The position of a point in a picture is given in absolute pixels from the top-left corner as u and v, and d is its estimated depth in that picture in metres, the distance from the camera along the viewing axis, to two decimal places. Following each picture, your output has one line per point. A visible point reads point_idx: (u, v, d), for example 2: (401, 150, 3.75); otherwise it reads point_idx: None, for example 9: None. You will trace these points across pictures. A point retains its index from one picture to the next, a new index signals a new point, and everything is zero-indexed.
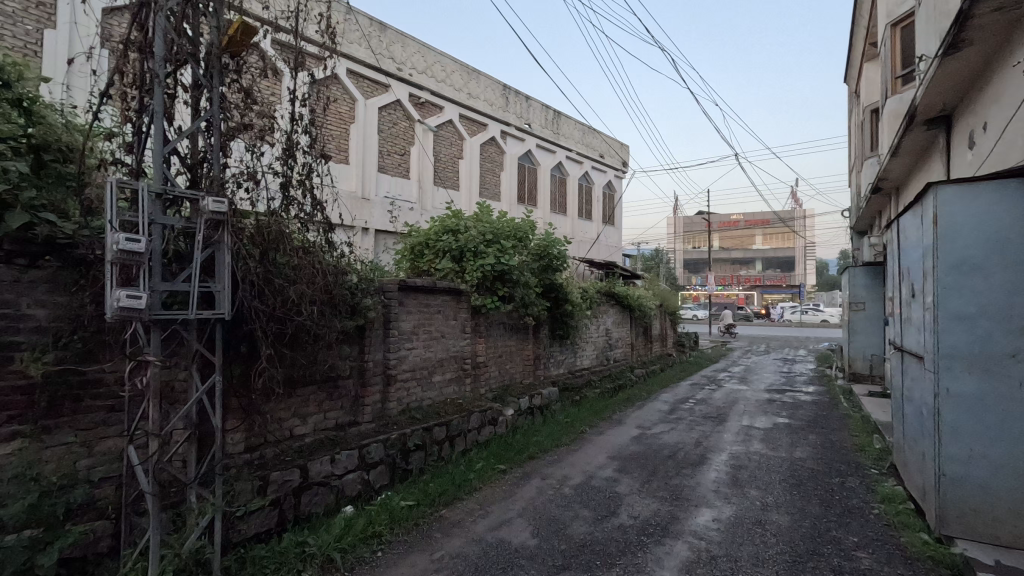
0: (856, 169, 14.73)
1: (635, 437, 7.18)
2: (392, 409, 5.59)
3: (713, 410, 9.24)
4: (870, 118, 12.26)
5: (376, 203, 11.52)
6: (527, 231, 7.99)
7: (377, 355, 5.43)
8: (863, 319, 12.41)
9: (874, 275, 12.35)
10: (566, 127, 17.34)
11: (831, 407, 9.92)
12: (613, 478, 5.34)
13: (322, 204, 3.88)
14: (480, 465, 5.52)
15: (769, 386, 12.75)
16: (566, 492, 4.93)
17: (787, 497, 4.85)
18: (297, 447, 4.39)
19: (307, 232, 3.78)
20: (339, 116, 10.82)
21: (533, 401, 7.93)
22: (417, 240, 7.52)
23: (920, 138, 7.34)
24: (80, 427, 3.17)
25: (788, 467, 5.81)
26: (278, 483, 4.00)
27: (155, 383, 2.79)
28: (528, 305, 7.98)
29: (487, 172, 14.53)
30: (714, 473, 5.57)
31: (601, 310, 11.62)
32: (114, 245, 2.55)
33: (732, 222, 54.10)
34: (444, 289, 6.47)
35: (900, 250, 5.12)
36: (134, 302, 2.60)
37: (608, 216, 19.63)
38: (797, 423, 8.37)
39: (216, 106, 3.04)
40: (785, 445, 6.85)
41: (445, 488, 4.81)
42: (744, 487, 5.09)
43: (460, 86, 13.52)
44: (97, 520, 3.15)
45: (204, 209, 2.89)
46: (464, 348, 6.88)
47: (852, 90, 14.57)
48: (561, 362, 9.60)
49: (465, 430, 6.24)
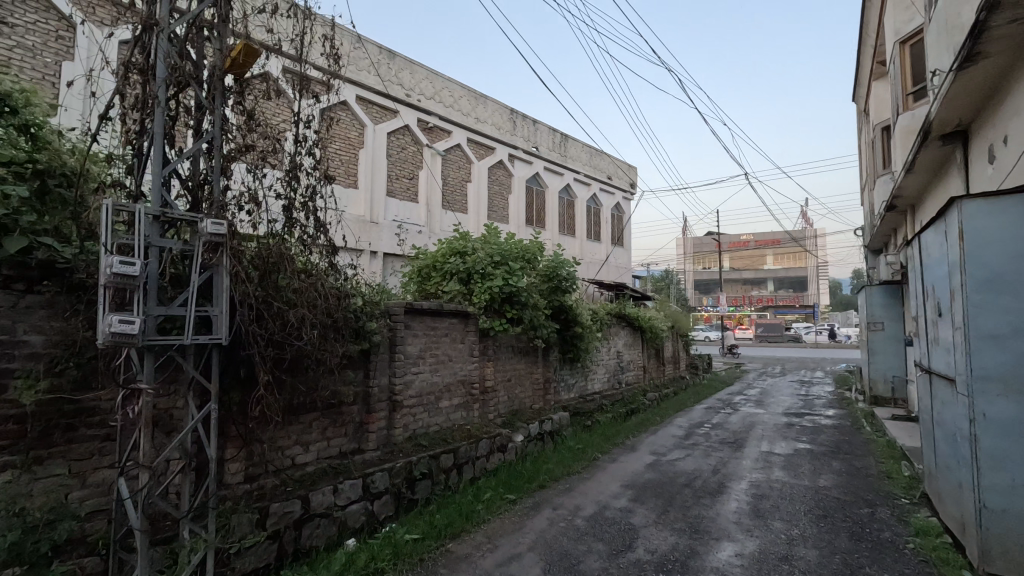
0: (869, 187, 14.55)
1: (649, 464, 6.91)
2: (398, 435, 5.42)
3: (730, 435, 8.94)
4: (881, 135, 12.16)
5: (384, 227, 11.54)
6: (535, 252, 7.90)
7: (382, 380, 5.30)
8: (882, 340, 12.08)
9: (891, 294, 12.06)
10: (574, 149, 17.42)
11: (854, 432, 9.55)
12: (627, 508, 5.09)
13: (325, 226, 3.83)
14: (488, 495, 5.31)
15: (787, 409, 12.38)
16: (579, 524, 4.69)
17: (814, 530, 4.57)
18: (298, 476, 4.25)
19: (310, 255, 3.71)
20: (348, 141, 10.95)
21: (543, 426, 7.71)
22: (424, 262, 7.46)
23: (935, 153, 7.20)
24: (73, 457, 3.05)
25: (812, 496, 5.53)
26: (277, 515, 3.85)
27: (147, 412, 2.67)
28: (537, 328, 7.84)
29: (495, 195, 14.57)
30: (734, 503, 5.29)
31: (612, 332, 11.43)
32: (109, 268, 2.48)
33: (742, 243, 53.78)
34: (452, 312, 6.36)
35: (923, 267, 4.94)
36: (127, 327, 2.51)
37: (618, 237, 19.55)
38: (819, 448, 8.04)
39: (217, 128, 3.00)
40: (809, 473, 6.54)
41: (451, 520, 4.61)
42: (767, 518, 4.82)
43: (468, 111, 13.66)
44: (87, 557, 3.01)
45: (203, 230, 2.82)
46: (472, 372, 6.73)
47: (861, 109, 14.51)
48: (572, 386, 9.38)
49: (473, 458, 6.04)
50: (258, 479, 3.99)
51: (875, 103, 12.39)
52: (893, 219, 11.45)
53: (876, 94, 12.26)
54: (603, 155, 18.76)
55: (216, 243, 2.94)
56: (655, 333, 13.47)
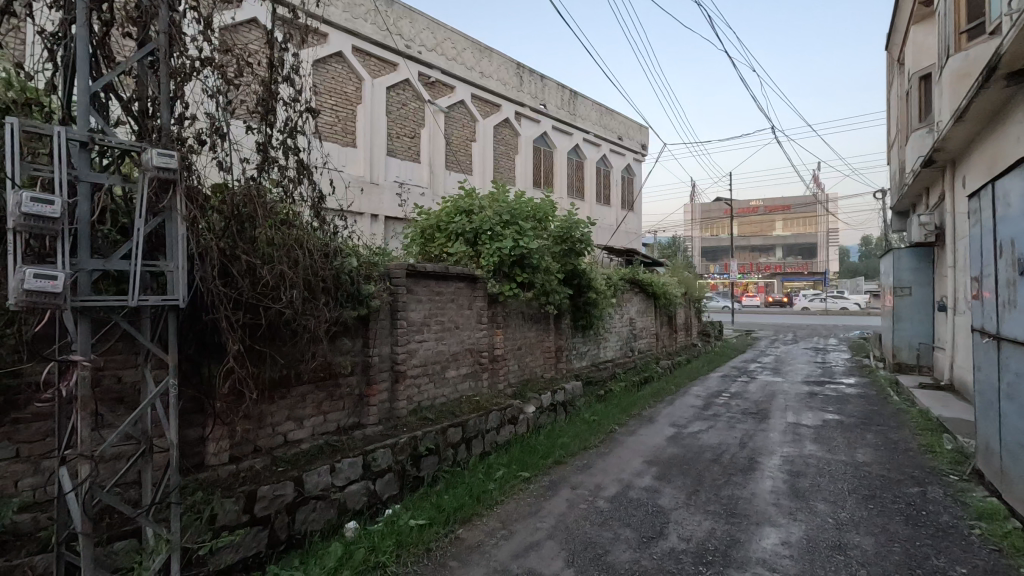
0: (898, 145, 13.70)
1: (670, 437, 6.46)
2: (402, 408, 4.99)
3: (752, 406, 8.48)
4: (919, 86, 11.29)
5: (385, 188, 10.89)
6: (548, 211, 7.24)
7: (383, 350, 4.83)
8: (910, 305, 11.49)
9: (921, 257, 11.38)
10: (583, 107, 16.47)
11: (881, 401, 9.06)
12: (653, 488, 4.65)
13: (310, 171, 3.27)
14: (501, 473, 4.87)
15: (806, 377, 11.91)
16: (603, 507, 4.25)
17: (863, 513, 4.11)
18: (292, 455, 3.86)
19: (292, 204, 3.18)
20: (344, 96, 10.22)
21: (556, 397, 7.23)
22: (427, 222, 6.87)
23: (998, 95, 6.44)
24: (22, 440, 2.52)
25: (853, 473, 5.07)
26: (267, 499, 3.45)
27: (84, 391, 2.15)
28: (549, 293, 7.29)
29: (501, 155, 13.79)
30: (769, 481, 4.83)
31: (624, 298, 10.89)
32: (18, 208, 1.92)
33: (752, 208, 52.48)
34: (458, 276, 5.82)
35: (998, 221, 4.31)
36: (46, 284, 1.96)
37: (628, 202, 18.77)
38: (848, 419, 7.57)
39: (164, 36, 2.38)
40: (842, 446, 6.07)
41: (461, 503, 4.19)
42: (809, 500, 4.37)
43: (472, 65, 12.75)
44: (37, 555, 2.50)
45: (147, 164, 2.24)
46: (481, 341, 6.25)
47: (895, 59, 13.47)
48: (584, 354, 8.90)
49: (483, 431, 5.59)
50: (245, 459, 3.60)
51: (914, 50, 11.44)
52: (928, 176, 10.70)
53: (916, 41, 11.31)
54: (613, 114, 17.78)
55: (166, 181, 2.36)
56: (668, 300, 12.94)
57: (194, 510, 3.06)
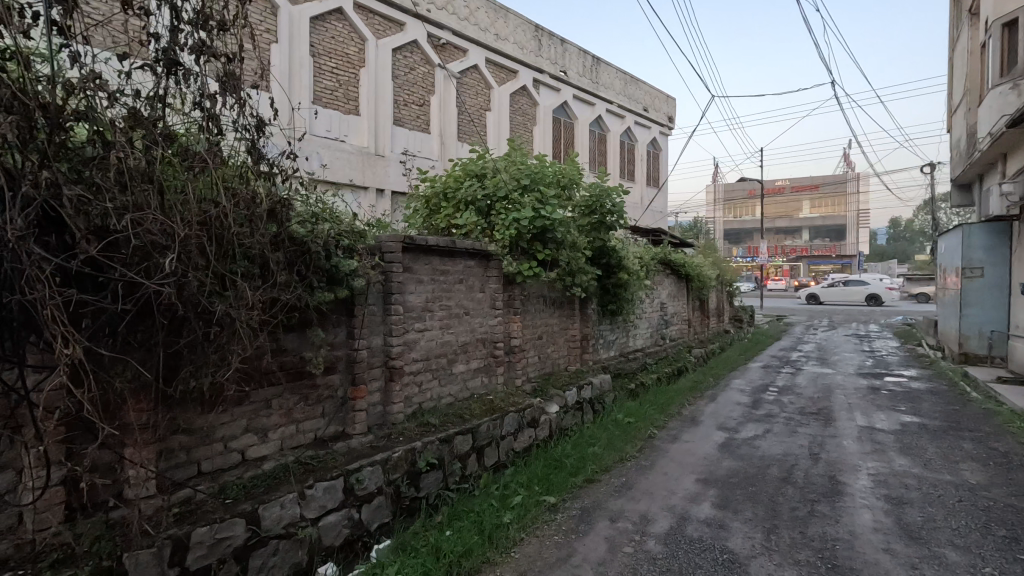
0: (965, 108, 12.11)
1: (722, 445, 5.39)
2: (398, 414, 4.00)
3: (809, 404, 7.31)
4: (1001, 35, 9.71)
5: (391, 159, 9.85)
6: (574, 177, 6.08)
7: (374, 342, 3.85)
8: (981, 289, 10.09)
9: (996, 233, 9.96)
10: (607, 75, 15.06)
11: (959, 399, 7.80)
12: (717, 521, 3.59)
13: (241, 84, 2.25)
14: (520, 499, 3.87)
15: (859, 369, 10.65)
16: (654, 552, 3.21)
17: (1015, 568, 3.01)
18: (247, 480, 2.94)
19: (213, 134, 2.17)
20: (345, 58, 9.15)
21: (582, 393, 6.18)
22: (432, 189, 5.79)
23: None
24: None
25: (972, 501, 3.95)
26: (205, 546, 2.57)
27: None
28: (575, 274, 6.17)
29: (518, 125, 12.56)
30: (867, 513, 3.74)
31: (655, 281, 9.74)
32: None
33: (779, 187, 50.16)
34: (467, 252, 4.78)
35: None
36: None
37: (653, 178, 17.43)
38: (931, 423, 6.34)
39: None
40: (940, 461, 4.90)
41: (468, 546, 3.21)
42: (931, 545, 3.27)
43: (486, 25, 11.50)
44: None
45: None
46: (495, 329, 5.21)
47: (966, 10, 11.77)
48: (612, 343, 7.83)
49: (497, 438, 4.57)
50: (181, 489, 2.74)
51: None
52: (1010, 139, 9.27)
53: None
54: (639, 83, 16.35)
55: None
56: (701, 283, 11.74)
57: (97, 571, 2.24)
